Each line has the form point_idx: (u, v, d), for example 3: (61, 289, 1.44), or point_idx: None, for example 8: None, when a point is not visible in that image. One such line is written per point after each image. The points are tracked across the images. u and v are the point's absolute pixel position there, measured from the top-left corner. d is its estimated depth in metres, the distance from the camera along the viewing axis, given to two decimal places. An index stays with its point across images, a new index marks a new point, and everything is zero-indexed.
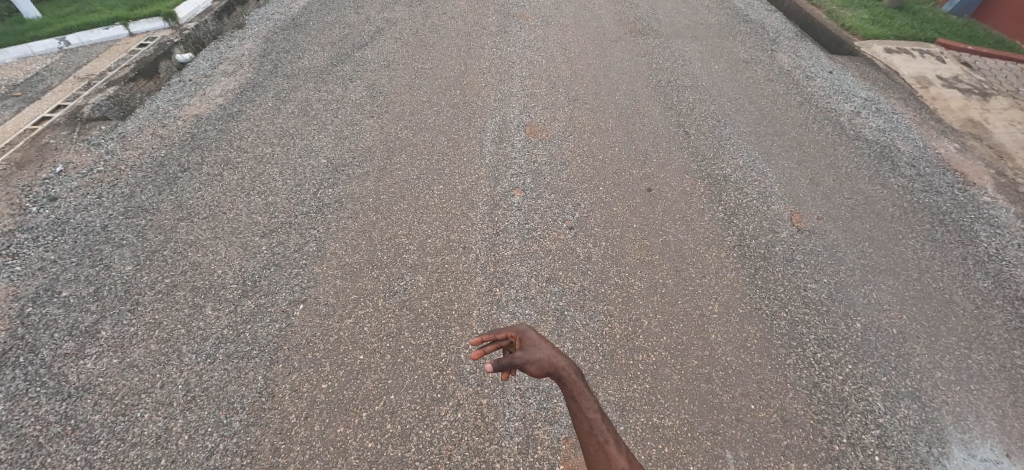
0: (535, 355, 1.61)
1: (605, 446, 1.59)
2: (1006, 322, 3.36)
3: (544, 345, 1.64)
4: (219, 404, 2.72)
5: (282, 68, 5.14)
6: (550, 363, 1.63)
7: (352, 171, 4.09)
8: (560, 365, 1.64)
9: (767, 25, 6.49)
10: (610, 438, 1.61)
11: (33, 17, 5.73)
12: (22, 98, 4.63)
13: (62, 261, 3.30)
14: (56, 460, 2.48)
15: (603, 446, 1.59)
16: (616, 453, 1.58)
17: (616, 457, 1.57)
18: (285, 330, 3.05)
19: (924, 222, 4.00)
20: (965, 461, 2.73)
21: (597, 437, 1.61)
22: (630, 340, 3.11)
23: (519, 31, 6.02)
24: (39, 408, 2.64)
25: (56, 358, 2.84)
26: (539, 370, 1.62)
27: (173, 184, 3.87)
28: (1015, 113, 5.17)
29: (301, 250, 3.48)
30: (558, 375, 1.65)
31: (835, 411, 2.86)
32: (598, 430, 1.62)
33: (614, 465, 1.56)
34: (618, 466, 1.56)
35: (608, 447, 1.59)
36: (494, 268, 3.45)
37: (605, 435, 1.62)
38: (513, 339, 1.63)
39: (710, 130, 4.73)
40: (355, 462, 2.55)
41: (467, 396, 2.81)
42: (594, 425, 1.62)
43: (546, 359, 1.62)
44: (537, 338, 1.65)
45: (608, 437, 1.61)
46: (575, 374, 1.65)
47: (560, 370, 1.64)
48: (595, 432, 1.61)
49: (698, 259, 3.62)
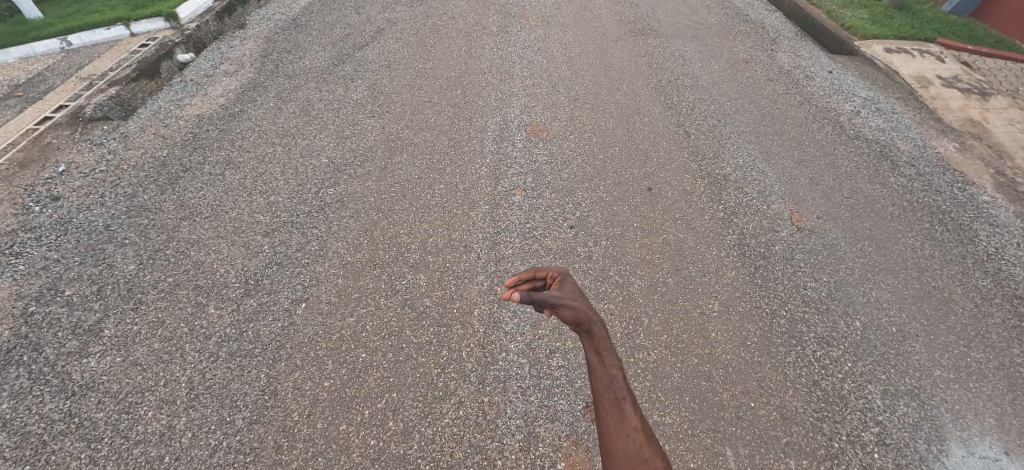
0: (570, 298, 1.65)
1: (620, 404, 1.61)
2: (1005, 320, 3.38)
3: (578, 293, 1.67)
4: (221, 402, 2.73)
5: (283, 68, 5.15)
6: (582, 311, 1.64)
7: (354, 170, 4.11)
8: (591, 318, 1.65)
9: (767, 25, 6.50)
10: (626, 397, 1.62)
11: (35, 18, 5.74)
12: (24, 98, 4.65)
13: (65, 260, 3.31)
14: (61, 457, 2.50)
15: (618, 403, 1.61)
16: (630, 412, 1.61)
17: (630, 415, 1.60)
18: (288, 329, 3.06)
19: (923, 221, 4.02)
20: (964, 458, 2.74)
21: (613, 394, 1.62)
22: (630, 338, 3.13)
23: (520, 31, 6.04)
24: (43, 406, 2.66)
25: (59, 356, 2.86)
26: (571, 316, 1.64)
27: (175, 184, 3.89)
28: (1014, 112, 5.18)
29: (303, 249, 3.50)
30: (588, 326, 1.66)
31: (834, 408, 2.88)
32: (617, 386, 1.63)
33: (626, 422, 1.60)
34: (629, 423, 1.59)
35: (624, 405, 1.61)
36: (495, 266, 3.47)
37: (623, 392, 1.63)
38: (552, 280, 1.70)
39: (710, 129, 4.75)
40: (358, 460, 2.57)
41: (469, 393, 2.83)
42: (613, 381, 1.63)
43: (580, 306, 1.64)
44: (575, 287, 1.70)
45: (625, 395, 1.63)
46: (604, 328, 1.67)
47: (590, 323, 1.65)
48: (613, 388, 1.63)
49: (698, 257, 3.63)
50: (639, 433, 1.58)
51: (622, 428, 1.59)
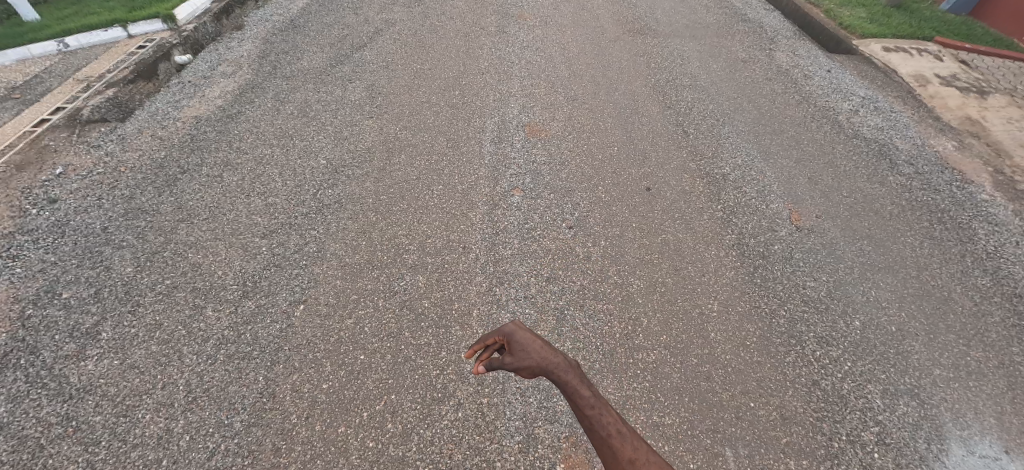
0: (522, 360, 1.60)
1: (608, 439, 1.46)
2: (1004, 319, 3.38)
3: (532, 346, 1.61)
4: (219, 404, 2.73)
5: (281, 69, 5.14)
6: (537, 366, 1.59)
7: (352, 172, 4.10)
8: (550, 367, 1.58)
9: (765, 24, 6.51)
10: (613, 429, 1.47)
11: (32, 20, 5.72)
12: (22, 100, 4.63)
13: (63, 263, 3.30)
14: (59, 461, 2.49)
15: (607, 440, 1.46)
16: (623, 444, 1.45)
17: (621, 448, 1.44)
18: (286, 330, 3.05)
19: (923, 220, 4.01)
20: (964, 458, 2.74)
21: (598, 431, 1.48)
22: (630, 338, 3.12)
23: (518, 31, 6.04)
24: (40, 409, 2.65)
25: (57, 359, 2.84)
26: (529, 374, 1.60)
27: (173, 186, 3.88)
28: (1013, 111, 5.18)
29: (302, 251, 3.49)
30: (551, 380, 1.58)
31: (834, 408, 2.88)
32: (600, 424, 1.49)
33: (621, 456, 1.43)
34: (623, 458, 1.42)
35: (611, 439, 1.46)
36: (494, 267, 3.46)
37: (608, 428, 1.48)
38: (503, 343, 1.65)
39: (709, 129, 4.75)
40: (356, 462, 2.56)
41: (468, 395, 2.82)
42: (593, 421, 1.50)
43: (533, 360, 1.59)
44: (527, 338, 1.63)
45: (611, 429, 1.48)
46: (567, 370, 1.57)
47: (550, 370, 1.58)
48: (597, 426, 1.49)
49: (697, 257, 3.63)
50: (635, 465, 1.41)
51: (619, 464, 1.42)
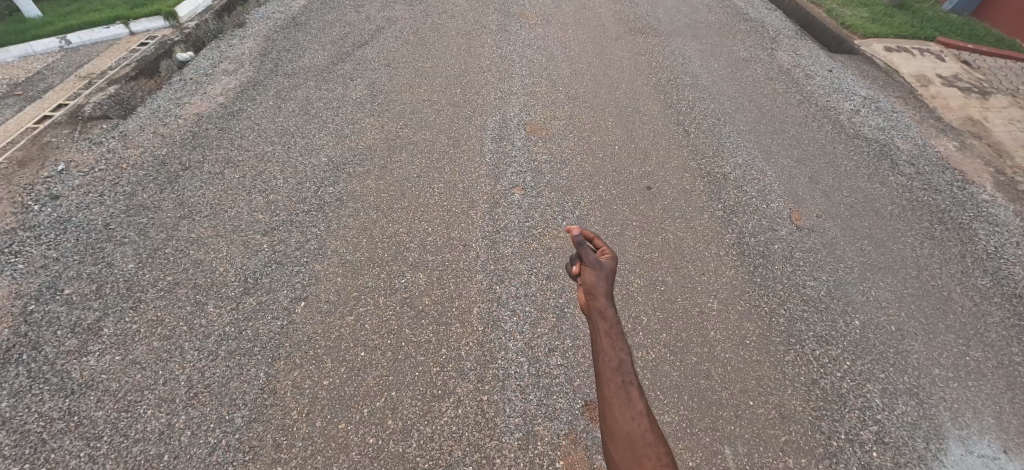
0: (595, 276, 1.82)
1: (627, 387, 1.65)
2: (1004, 319, 3.38)
3: (608, 276, 1.83)
4: (221, 400, 2.74)
5: (282, 67, 5.14)
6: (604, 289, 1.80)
7: (353, 169, 4.11)
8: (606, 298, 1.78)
9: (767, 23, 6.51)
10: (633, 381, 1.66)
11: (34, 17, 5.73)
12: (23, 97, 4.64)
13: (64, 259, 3.31)
14: (61, 455, 2.50)
15: (624, 386, 1.65)
16: (635, 396, 1.65)
17: (636, 399, 1.64)
18: (287, 327, 3.07)
19: (923, 220, 4.01)
20: (962, 457, 2.74)
21: (621, 376, 1.67)
22: (629, 337, 3.13)
23: (519, 30, 6.03)
24: (42, 405, 2.66)
25: (58, 355, 2.85)
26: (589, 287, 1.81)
27: (174, 183, 3.89)
28: (1015, 112, 5.18)
29: (303, 248, 3.50)
30: (601, 307, 1.78)
31: (833, 407, 2.88)
32: (626, 370, 1.67)
33: (632, 404, 1.63)
34: (634, 407, 1.63)
35: (629, 387, 1.65)
36: (494, 265, 3.47)
37: (630, 377, 1.67)
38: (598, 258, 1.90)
39: (710, 128, 4.75)
40: (357, 458, 2.57)
41: (468, 392, 2.83)
42: (622, 365, 1.68)
43: (601, 286, 1.80)
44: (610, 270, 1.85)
45: (632, 379, 1.67)
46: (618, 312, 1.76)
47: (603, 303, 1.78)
48: (621, 371, 1.67)
49: (697, 255, 3.64)
50: (644, 417, 1.61)
51: (627, 410, 1.62)
